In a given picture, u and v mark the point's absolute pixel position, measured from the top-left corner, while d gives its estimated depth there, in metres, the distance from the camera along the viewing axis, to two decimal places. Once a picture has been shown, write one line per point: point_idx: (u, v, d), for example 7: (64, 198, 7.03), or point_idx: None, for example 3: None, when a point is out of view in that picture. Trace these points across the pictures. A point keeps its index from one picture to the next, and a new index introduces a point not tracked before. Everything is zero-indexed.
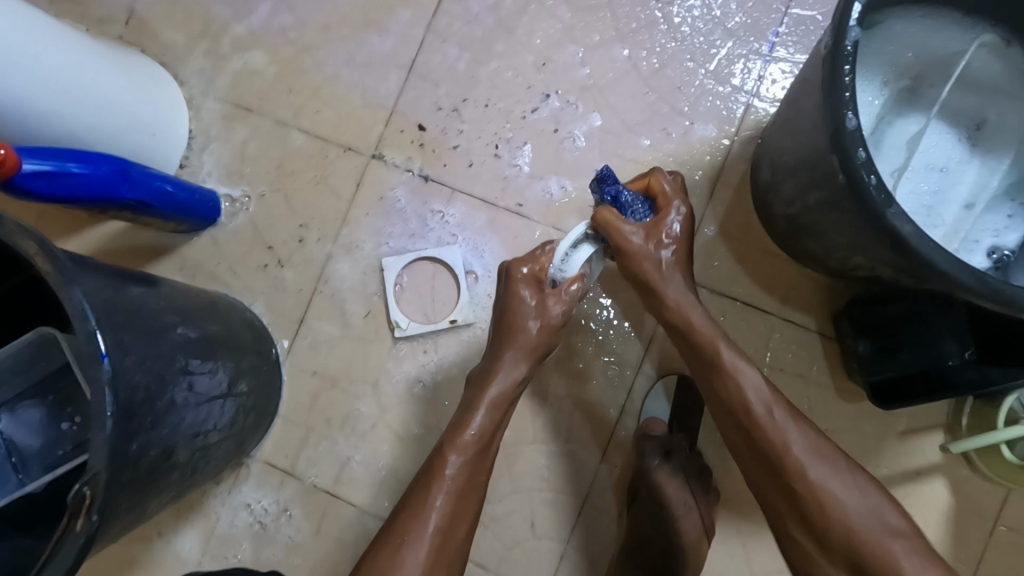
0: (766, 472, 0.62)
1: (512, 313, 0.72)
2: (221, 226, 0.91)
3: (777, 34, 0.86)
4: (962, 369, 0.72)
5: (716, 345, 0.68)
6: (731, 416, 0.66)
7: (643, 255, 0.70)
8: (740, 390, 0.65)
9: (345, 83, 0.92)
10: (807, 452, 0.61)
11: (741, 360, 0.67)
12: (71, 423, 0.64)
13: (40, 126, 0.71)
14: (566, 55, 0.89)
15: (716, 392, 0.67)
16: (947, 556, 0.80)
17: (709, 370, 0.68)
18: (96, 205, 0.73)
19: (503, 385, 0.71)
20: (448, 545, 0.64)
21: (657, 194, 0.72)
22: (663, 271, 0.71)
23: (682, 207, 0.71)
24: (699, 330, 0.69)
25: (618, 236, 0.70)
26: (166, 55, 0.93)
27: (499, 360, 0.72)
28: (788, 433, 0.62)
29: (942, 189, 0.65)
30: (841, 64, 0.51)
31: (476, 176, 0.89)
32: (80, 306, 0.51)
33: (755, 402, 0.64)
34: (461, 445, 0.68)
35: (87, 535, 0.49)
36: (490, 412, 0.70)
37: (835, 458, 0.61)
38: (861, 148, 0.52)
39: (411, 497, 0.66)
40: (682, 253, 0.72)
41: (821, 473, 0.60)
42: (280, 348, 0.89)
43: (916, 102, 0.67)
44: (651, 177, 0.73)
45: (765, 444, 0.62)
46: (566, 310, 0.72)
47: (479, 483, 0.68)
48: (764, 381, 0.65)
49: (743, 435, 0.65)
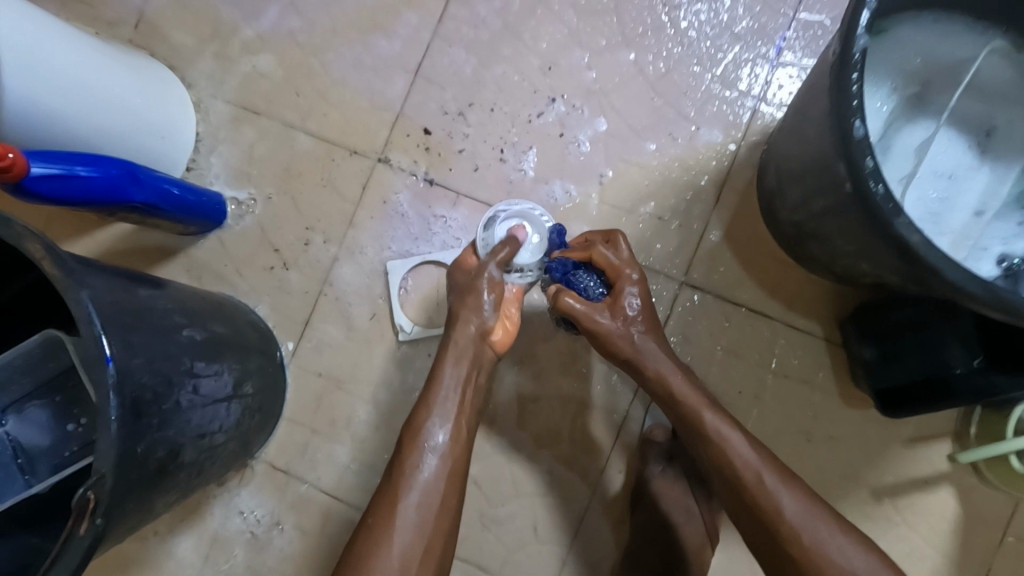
0: (762, 538, 0.61)
1: (457, 298, 0.74)
2: (228, 228, 0.91)
3: (785, 38, 0.86)
4: (970, 378, 0.71)
5: (698, 415, 0.66)
6: (722, 485, 0.64)
7: (614, 332, 0.70)
8: (730, 459, 0.63)
9: (352, 86, 0.92)
10: (799, 514, 0.59)
11: (728, 426, 0.65)
12: (78, 424, 0.64)
13: (51, 129, 0.72)
14: (572, 59, 0.89)
15: (705, 459, 0.66)
16: (954, 566, 0.79)
17: (696, 439, 0.66)
18: (105, 206, 0.73)
19: (457, 362, 0.71)
20: (427, 525, 0.63)
21: (603, 266, 0.73)
22: (637, 345, 0.69)
23: (632, 275, 0.71)
24: (681, 399, 0.67)
25: (585, 322, 0.70)
26: (174, 58, 0.94)
27: (446, 341, 0.72)
28: (781, 497, 0.60)
29: (951, 195, 0.64)
30: (849, 71, 0.51)
31: (481, 180, 0.89)
32: (86, 310, 0.52)
33: (745, 468, 0.62)
34: (422, 428, 0.67)
35: (92, 537, 0.50)
36: (448, 388, 0.69)
37: (827, 513, 0.59)
38: (869, 157, 0.51)
39: (383, 485, 0.66)
40: (651, 321, 0.71)
41: (811, 534, 0.58)
42: (285, 349, 0.90)
43: (926, 108, 0.66)
44: (591, 253, 0.73)
45: (756, 510, 0.61)
46: (492, 269, 0.73)
47: (455, 457, 0.67)
48: (752, 444, 0.64)
49: (736, 501, 0.63)
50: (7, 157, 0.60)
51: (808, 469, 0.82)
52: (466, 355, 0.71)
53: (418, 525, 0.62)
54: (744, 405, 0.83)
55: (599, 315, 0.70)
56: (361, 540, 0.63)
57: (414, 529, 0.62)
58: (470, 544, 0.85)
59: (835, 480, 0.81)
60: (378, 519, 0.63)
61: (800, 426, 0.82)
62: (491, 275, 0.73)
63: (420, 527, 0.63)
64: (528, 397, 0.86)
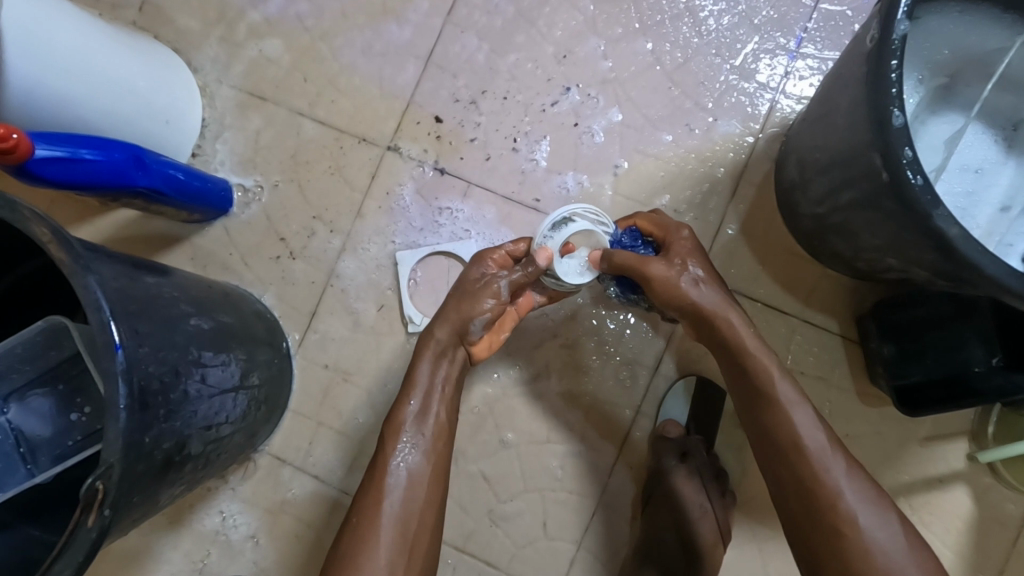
0: (809, 517, 0.59)
1: (454, 291, 0.72)
2: (233, 216, 0.89)
3: (805, 29, 0.84)
4: (990, 375, 0.72)
5: (769, 377, 0.64)
6: (779, 452, 0.62)
7: (672, 277, 0.67)
8: (794, 427, 0.62)
9: (362, 73, 0.90)
10: (856, 494, 0.58)
11: (798, 396, 0.63)
12: (81, 414, 0.63)
13: (53, 112, 0.70)
14: (587, 48, 0.87)
15: (767, 424, 0.64)
16: (968, 566, 0.78)
17: (761, 402, 0.64)
18: (110, 191, 0.71)
19: (434, 360, 0.70)
20: (410, 522, 0.63)
21: (651, 227, 0.73)
22: (697, 293, 0.67)
23: (686, 231, 0.70)
24: (754, 356, 0.65)
25: (644, 268, 0.68)
26: (179, 41, 0.91)
27: (423, 337, 0.71)
28: (838, 476, 0.59)
29: (976, 190, 0.63)
30: (888, 58, 0.50)
31: (493, 170, 0.88)
32: (95, 297, 0.50)
33: (808, 439, 0.61)
34: (401, 427, 0.66)
35: (98, 530, 0.48)
36: (424, 387, 0.68)
37: (881, 497, 0.59)
38: (906, 147, 0.50)
39: (365, 483, 0.65)
40: (709, 273, 0.69)
41: (865, 516, 0.57)
42: (291, 340, 0.88)
43: (952, 101, 0.65)
44: (636, 218, 0.74)
45: (814, 483, 0.60)
46: (496, 287, 0.71)
47: (437, 457, 0.66)
48: (818, 419, 0.63)
49: (789, 473, 0.61)
50: (11, 138, 0.58)
51: None
52: (442, 352, 0.70)
53: (402, 523, 0.62)
54: None
55: (657, 261, 0.68)
56: (345, 538, 0.62)
57: (399, 526, 0.62)
58: (478, 539, 0.84)
59: None
60: (362, 517, 0.62)
61: None
62: (496, 288, 0.71)
63: (403, 524, 0.62)
64: (539, 392, 0.85)
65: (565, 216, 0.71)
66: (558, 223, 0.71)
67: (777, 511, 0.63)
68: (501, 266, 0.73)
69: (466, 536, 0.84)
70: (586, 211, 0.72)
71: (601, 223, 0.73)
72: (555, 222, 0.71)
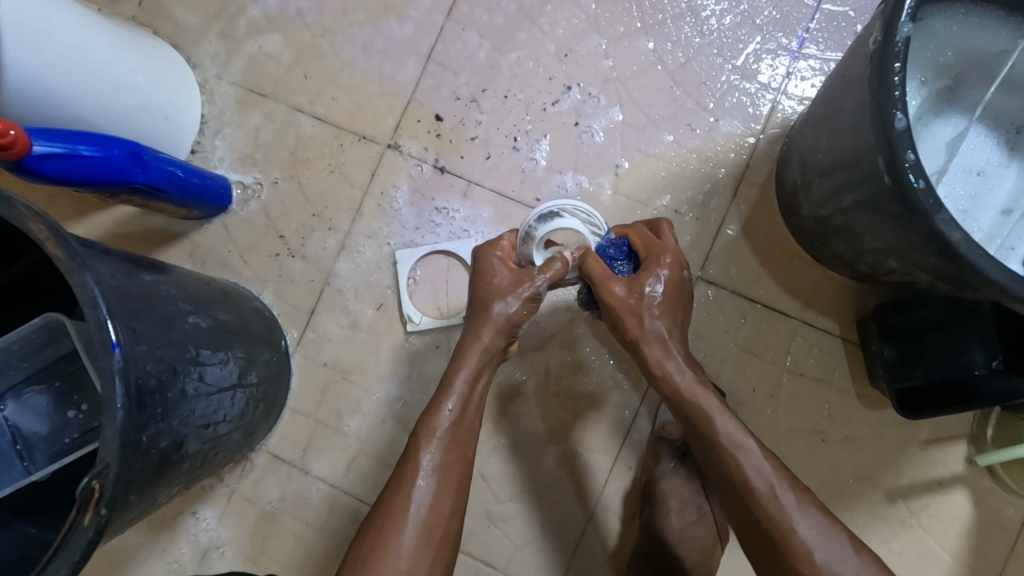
0: (768, 553, 0.59)
1: (485, 292, 0.70)
2: (232, 213, 0.89)
3: (807, 29, 0.84)
4: (990, 378, 0.73)
5: (710, 420, 0.64)
6: (732, 492, 0.62)
7: (628, 306, 0.67)
8: (742, 469, 0.61)
9: (362, 70, 0.90)
10: (810, 530, 0.58)
11: (743, 435, 0.62)
12: (78, 411, 0.62)
13: (52, 108, 0.69)
14: (588, 47, 0.87)
15: (716, 467, 0.63)
16: (967, 570, 0.78)
17: (707, 443, 0.64)
18: (107, 188, 0.71)
19: (475, 367, 0.68)
20: (436, 528, 0.62)
21: (640, 244, 0.70)
22: (646, 327, 0.67)
23: (666, 261, 0.67)
24: (695, 399, 0.65)
25: (606, 289, 0.67)
26: (178, 37, 0.91)
27: (464, 343, 0.69)
28: (791, 513, 0.59)
29: (979, 192, 0.63)
30: (891, 61, 0.50)
31: (494, 169, 0.87)
32: (92, 293, 0.50)
33: (756, 479, 0.60)
34: (434, 433, 0.65)
35: (95, 529, 0.48)
36: (462, 393, 0.68)
37: (837, 530, 0.58)
38: (910, 151, 0.50)
39: (392, 485, 0.64)
40: (670, 304, 0.67)
41: (822, 552, 0.56)
42: (289, 338, 0.88)
43: (957, 103, 0.64)
44: (630, 231, 0.72)
45: (768, 523, 0.59)
46: (537, 289, 0.68)
47: (464, 463, 0.66)
48: (766, 456, 0.61)
49: (745, 513, 0.61)
50: (9, 134, 0.57)
51: (822, 468, 0.81)
52: (483, 362, 0.69)
53: (428, 528, 0.62)
54: (757, 403, 0.81)
55: (618, 284, 0.67)
56: (368, 539, 0.61)
57: (422, 533, 0.62)
58: (476, 539, 0.83)
59: (848, 480, 0.80)
60: (386, 520, 0.62)
61: (814, 424, 0.81)
62: (533, 294, 0.68)
63: (429, 531, 0.62)
64: (538, 391, 0.85)
65: (555, 211, 0.70)
66: (546, 216, 0.70)
67: (743, 545, 0.63)
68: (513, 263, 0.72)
69: (465, 536, 0.84)
70: (579, 210, 0.70)
71: (593, 223, 0.71)
72: (543, 214, 0.70)
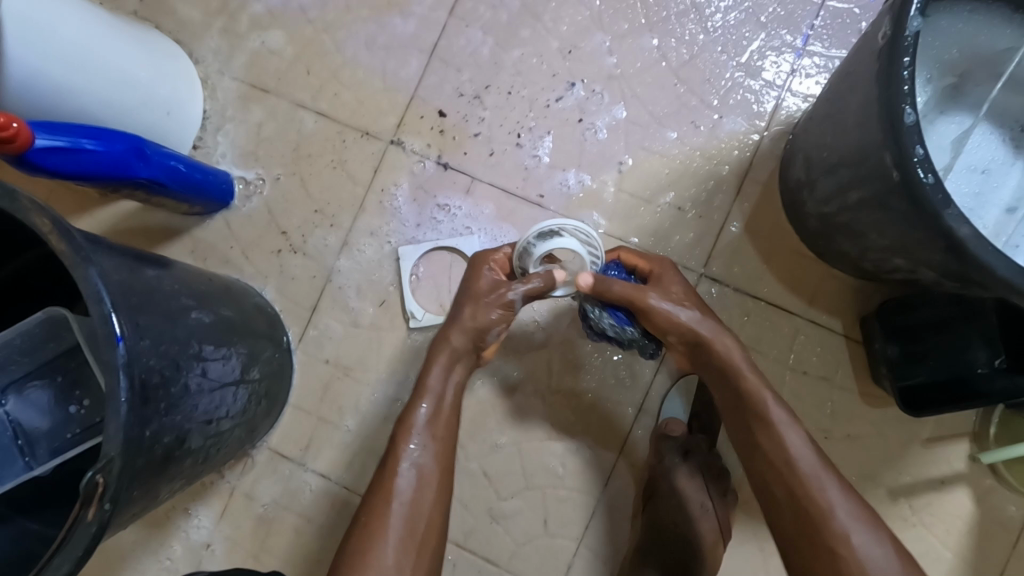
0: (802, 534, 0.59)
1: (463, 296, 0.71)
2: (235, 209, 0.89)
3: (812, 27, 0.83)
4: (992, 378, 0.73)
5: (762, 398, 0.65)
6: (773, 470, 0.62)
7: (671, 309, 0.68)
8: (789, 447, 0.62)
9: (365, 66, 0.89)
10: (852, 513, 0.58)
11: (790, 419, 0.64)
12: (80, 406, 0.62)
13: (54, 102, 0.69)
14: (592, 44, 0.86)
15: (758, 443, 0.64)
16: (968, 568, 0.78)
17: (753, 421, 0.65)
18: (110, 182, 0.71)
19: (447, 366, 0.69)
20: (418, 523, 0.62)
21: (635, 261, 0.74)
22: (690, 320, 0.68)
23: (673, 267, 0.72)
24: (746, 378, 0.66)
25: (642, 298, 0.67)
26: (181, 32, 0.90)
27: (436, 344, 0.70)
28: (832, 495, 0.59)
29: (983, 190, 0.62)
30: (900, 56, 0.50)
31: (497, 165, 0.87)
32: (95, 287, 0.49)
33: (802, 458, 0.61)
34: (411, 429, 0.66)
35: (99, 524, 0.48)
36: (435, 391, 0.68)
37: (873, 516, 0.59)
38: (918, 145, 0.50)
39: (375, 481, 0.65)
40: (700, 305, 0.70)
41: (859, 534, 0.57)
42: (291, 335, 0.88)
43: (961, 101, 0.64)
44: (620, 252, 0.74)
45: (808, 500, 0.59)
46: (508, 297, 0.68)
47: (445, 460, 0.66)
48: (810, 442, 0.63)
49: (783, 491, 0.61)
50: (12, 127, 0.57)
51: None
52: (456, 362, 0.69)
53: (410, 522, 0.62)
54: None
55: (651, 289, 0.68)
56: (353, 536, 0.62)
57: (405, 527, 0.62)
58: (478, 536, 0.83)
59: (851, 478, 0.80)
60: (369, 517, 0.62)
61: (817, 422, 0.81)
62: (508, 301, 0.68)
63: (411, 525, 0.62)
64: (541, 389, 0.85)
65: (554, 228, 0.68)
66: (545, 233, 0.68)
67: (770, 527, 0.63)
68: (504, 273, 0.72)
69: (466, 533, 0.83)
70: (578, 230, 0.69)
71: (591, 244, 0.69)
72: (543, 231, 0.68)
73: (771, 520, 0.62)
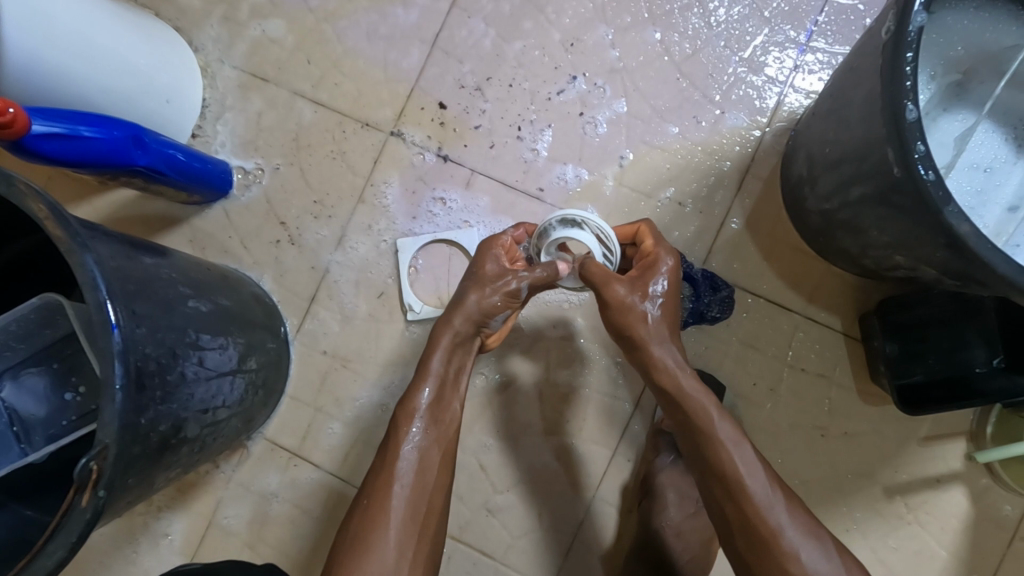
0: (751, 547, 0.60)
1: (469, 281, 0.69)
2: (233, 198, 0.88)
3: (816, 22, 0.83)
4: (991, 377, 0.73)
5: (709, 416, 0.64)
6: (722, 488, 0.62)
7: (634, 306, 0.66)
8: (736, 466, 0.62)
9: (366, 56, 0.89)
10: (797, 531, 0.59)
11: (738, 434, 0.63)
12: (75, 393, 0.62)
13: (51, 87, 0.69)
14: (595, 36, 0.86)
15: (707, 461, 0.64)
16: (963, 566, 0.78)
17: (699, 438, 0.64)
18: (109, 170, 0.70)
19: (448, 350, 0.68)
20: (421, 505, 0.63)
21: (649, 242, 0.70)
22: (648, 326, 0.67)
23: (666, 260, 0.68)
24: (691, 396, 0.65)
25: (607, 290, 0.66)
26: (180, 19, 0.90)
27: (437, 329, 0.68)
28: (779, 513, 0.60)
29: (985, 189, 0.62)
30: (904, 50, 0.49)
31: (498, 158, 0.87)
32: (92, 274, 0.49)
33: (750, 477, 0.61)
34: (414, 413, 0.65)
35: (93, 510, 0.48)
36: (438, 373, 0.67)
37: (822, 534, 0.60)
38: (919, 141, 0.50)
39: (376, 465, 0.65)
40: (670, 308, 0.68)
41: (806, 551, 0.58)
42: (289, 326, 0.87)
43: (965, 98, 0.64)
44: (640, 228, 0.71)
45: (757, 519, 0.60)
46: (515, 287, 0.67)
47: (447, 441, 0.67)
48: (758, 457, 0.63)
49: (734, 510, 0.61)
50: (8, 112, 0.56)
51: (822, 463, 0.81)
52: (458, 344, 0.68)
53: (413, 506, 0.62)
54: (758, 398, 0.81)
55: (620, 285, 0.67)
56: (355, 518, 0.62)
57: (408, 509, 0.62)
58: (474, 529, 0.83)
59: (847, 476, 0.80)
60: (372, 499, 0.62)
61: (815, 420, 0.81)
62: (514, 289, 0.68)
63: (414, 508, 0.62)
64: (539, 381, 0.85)
65: (577, 219, 0.67)
66: (567, 221, 0.67)
67: (722, 540, 0.64)
68: (510, 259, 0.71)
69: (463, 526, 0.83)
70: (599, 227, 0.68)
71: (607, 245, 0.69)
72: (566, 218, 0.67)
73: (722, 532, 0.64)
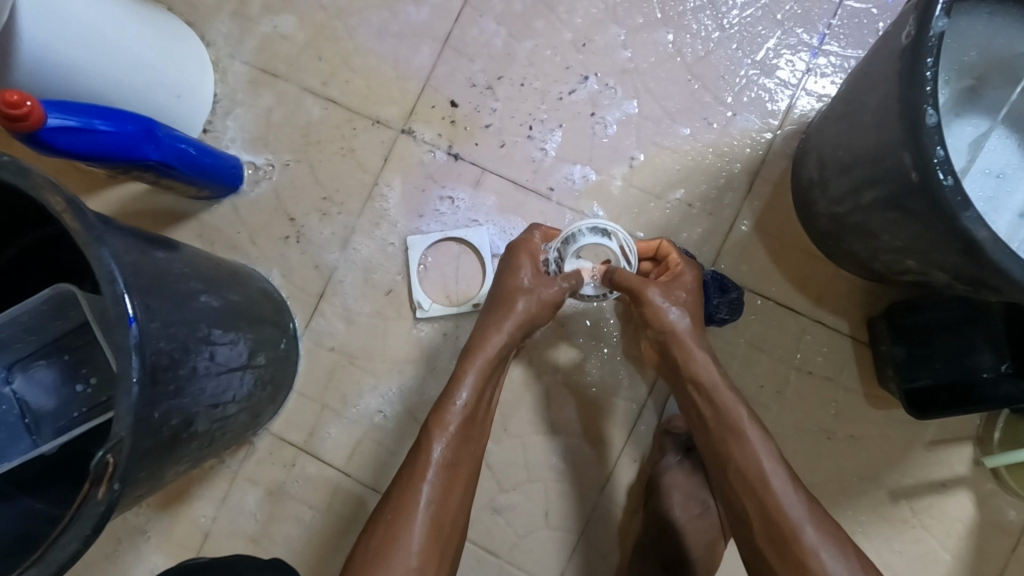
0: (772, 543, 0.60)
1: (506, 284, 0.71)
2: (243, 193, 0.88)
3: (828, 26, 0.83)
4: (997, 382, 0.73)
5: (733, 415, 0.65)
6: (744, 485, 0.63)
7: (667, 309, 0.68)
8: (758, 463, 0.62)
9: (377, 53, 0.89)
10: (817, 530, 0.59)
11: (761, 432, 0.64)
12: (86, 385, 0.62)
13: (65, 81, 0.69)
14: (607, 37, 0.86)
15: (729, 460, 0.64)
16: (966, 571, 0.78)
17: (727, 435, 0.65)
18: (120, 164, 0.70)
19: (487, 363, 0.68)
20: (443, 524, 0.63)
21: (671, 258, 0.73)
22: (681, 330, 0.69)
23: (691, 272, 0.71)
24: (719, 395, 0.66)
25: (643, 296, 0.68)
26: (191, 14, 0.90)
27: (482, 334, 0.69)
28: (801, 512, 0.60)
29: (997, 194, 0.62)
30: (924, 55, 0.50)
31: (507, 157, 0.87)
32: (109, 268, 0.49)
33: (772, 474, 0.62)
34: (445, 427, 0.65)
35: (107, 504, 0.48)
36: (475, 386, 0.67)
37: (841, 535, 0.59)
38: (939, 146, 0.50)
39: (402, 477, 0.64)
40: (697, 316, 0.71)
41: (828, 549, 0.58)
42: (297, 322, 0.87)
43: (979, 104, 0.63)
44: (660, 245, 0.74)
45: (778, 516, 0.60)
46: (559, 294, 0.70)
47: (471, 461, 0.67)
48: (781, 457, 0.63)
49: (755, 509, 0.61)
50: (25, 106, 0.57)
51: (827, 466, 0.81)
52: (498, 355, 0.69)
53: (435, 523, 0.62)
54: (765, 400, 0.82)
55: (655, 288, 0.69)
56: (378, 530, 0.61)
57: (430, 530, 0.62)
58: (479, 527, 0.83)
59: (853, 479, 0.81)
60: (397, 512, 0.62)
61: (821, 422, 0.81)
62: (558, 289, 0.70)
63: (437, 524, 0.62)
64: (546, 381, 0.85)
65: (606, 229, 0.70)
66: (595, 229, 0.70)
67: (741, 538, 0.64)
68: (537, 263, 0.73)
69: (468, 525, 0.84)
70: (623, 238, 0.71)
71: (630, 258, 0.72)
72: (595, 226, 0.70)
73: (742, 532, 0.63)
